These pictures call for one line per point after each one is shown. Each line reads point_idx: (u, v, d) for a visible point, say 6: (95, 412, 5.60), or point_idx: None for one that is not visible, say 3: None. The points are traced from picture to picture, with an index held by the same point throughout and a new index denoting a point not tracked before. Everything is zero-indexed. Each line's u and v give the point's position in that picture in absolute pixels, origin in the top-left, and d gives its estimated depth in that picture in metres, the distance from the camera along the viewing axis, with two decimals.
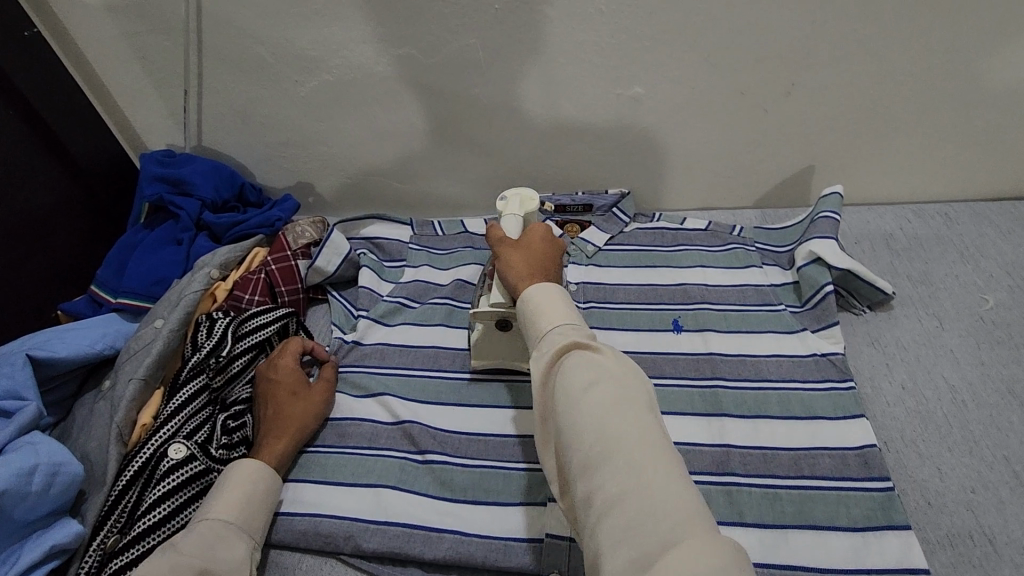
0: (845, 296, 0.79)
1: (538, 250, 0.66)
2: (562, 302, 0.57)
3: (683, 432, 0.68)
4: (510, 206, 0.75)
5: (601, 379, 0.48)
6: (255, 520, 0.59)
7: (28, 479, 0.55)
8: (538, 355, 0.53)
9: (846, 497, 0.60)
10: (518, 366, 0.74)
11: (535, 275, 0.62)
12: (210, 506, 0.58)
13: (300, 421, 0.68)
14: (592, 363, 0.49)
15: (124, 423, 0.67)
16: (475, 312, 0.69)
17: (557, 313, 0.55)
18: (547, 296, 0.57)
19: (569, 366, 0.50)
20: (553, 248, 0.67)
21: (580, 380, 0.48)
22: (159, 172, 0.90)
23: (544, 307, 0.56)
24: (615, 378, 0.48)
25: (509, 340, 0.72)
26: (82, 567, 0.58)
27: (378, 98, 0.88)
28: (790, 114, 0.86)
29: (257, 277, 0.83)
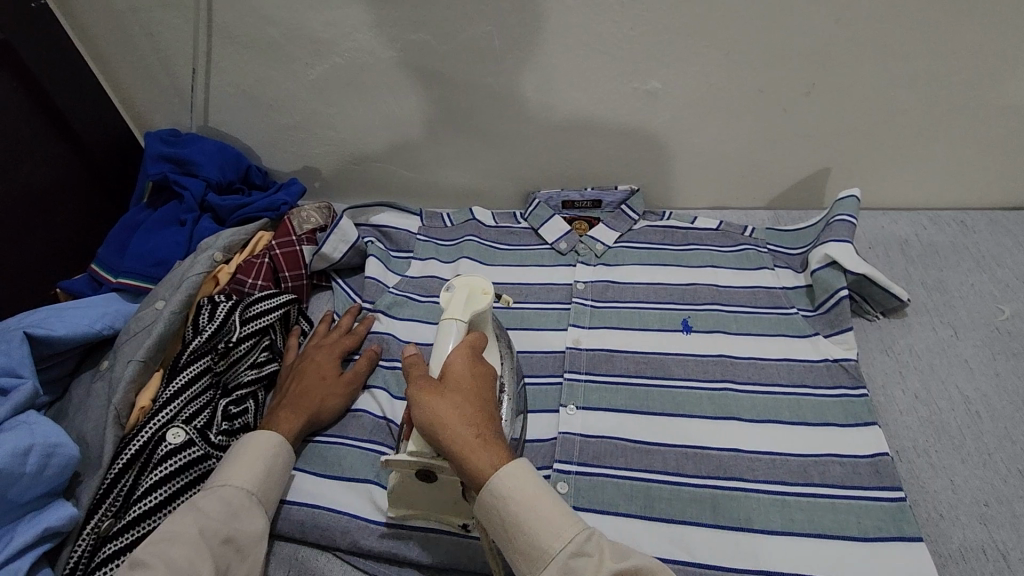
0: (859, 302, 0.78)
1: (473, 396, 0.55)
2: (553, 503, 0.51)
3: (693, 437, 0.66)
4: (453, 306, 0.62)
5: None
6: (271, 495, 0.58)
7: (23, 460, 0.54)
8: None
9: (857, 507, 0.60)
10: (445, 521, 0.60)
11: (482, 443, 0.52)
12: (229, 470, 0.57)
13: (325, 405, 0.68)
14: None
15: (122, 405, 0.66)
16: (389, 461, 0.56)
17: (560, 524, 0.50)
18: (525, 490, 0.51)
19: None
20: (481, 383, 0.57)
21: None
22: (165, 151, 0.89)
23: (538, 518, 0.50)
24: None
25: (433, 493, 0.58)
26: (74, 551, 0.57)
27: (389, 84, 0.87)
28: (809, 114, 0.85)
29: (261, 261, 0.82)
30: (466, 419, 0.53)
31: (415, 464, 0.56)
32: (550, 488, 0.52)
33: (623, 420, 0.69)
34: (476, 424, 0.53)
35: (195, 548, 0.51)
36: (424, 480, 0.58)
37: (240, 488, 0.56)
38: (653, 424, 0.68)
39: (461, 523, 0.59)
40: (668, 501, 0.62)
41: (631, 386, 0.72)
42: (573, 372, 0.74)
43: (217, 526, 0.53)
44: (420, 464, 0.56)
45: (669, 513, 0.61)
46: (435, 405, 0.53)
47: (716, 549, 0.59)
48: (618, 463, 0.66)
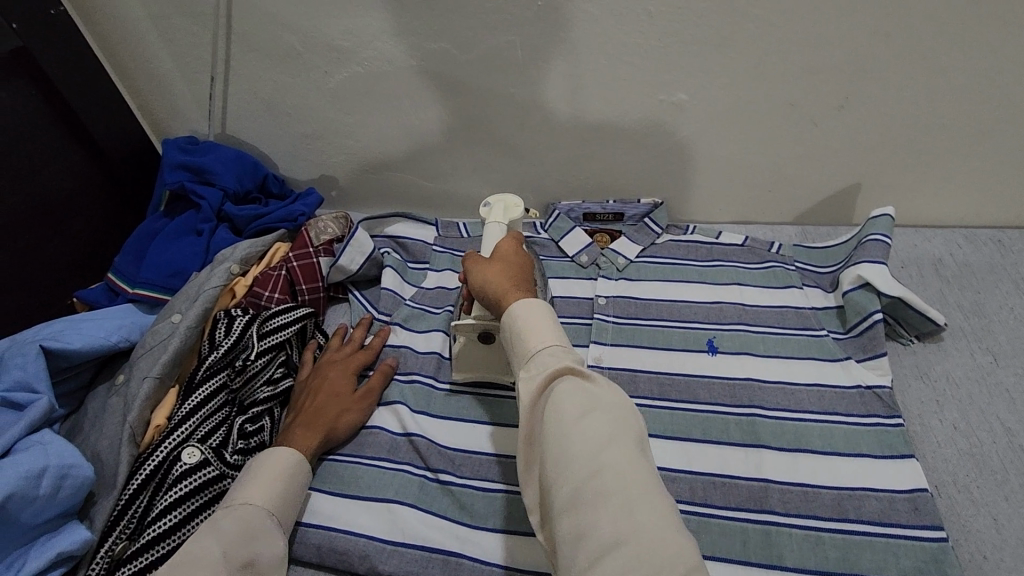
0: (892, 324, 0.75)
1: (515, 263, 0.61)
2: (546, 317, 0.52)
3: (721, 464, 0.64)
4: (492, 214, 0.72)
5: (595, 413, 0.45)
6: (287, 516, 0.57)
7: (36, 482, 0.53)
8: (529, 377, 0.49)
9: (895, 546, 0.57)
10: (499, 379, 0.70)
11: (514, 286, 0.56)
12: (248, 489, 0.56)
13: (337, 421, 0.66)
14: (585, 393, 0.46)
15: (137, 423, 0.65)
16: (458, 325, 0.66)
17: (545, 332, 0.50)
18: (533, 313, 0.52)
19: (563, 407, 0.45)
20: (527, 261, 0.63)
21: (572, 411, 0.45)
22: (182, 160, 0.88)
23: (530, 322, 0.51)
24: (610, 412, 0.46)
25: (491, 354, 0.68)
26: (88, 575, 0.56)
27: (409, 94, 0.85)
28: (841, 128, 0.82)
29: (278, 274, 0.81)
30: (505, 273, 0.59)
31: (477, 327, 0.65)
32: (555, 315, 0.53)
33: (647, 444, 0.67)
34: (512, 276, 0.58)
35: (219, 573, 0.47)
36: (484, 341, 0.67)
37: (262, 506, 0.55)
38: (677, 449, 0.66)
39: (512, 380, 0.70)
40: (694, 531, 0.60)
41: (654, 408, 0.70)
42: None
43: (239, 548, 0.50)
44: (479, 327, 0.65)
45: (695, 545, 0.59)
46: (482, 269, 0.60)
47: None
48: None
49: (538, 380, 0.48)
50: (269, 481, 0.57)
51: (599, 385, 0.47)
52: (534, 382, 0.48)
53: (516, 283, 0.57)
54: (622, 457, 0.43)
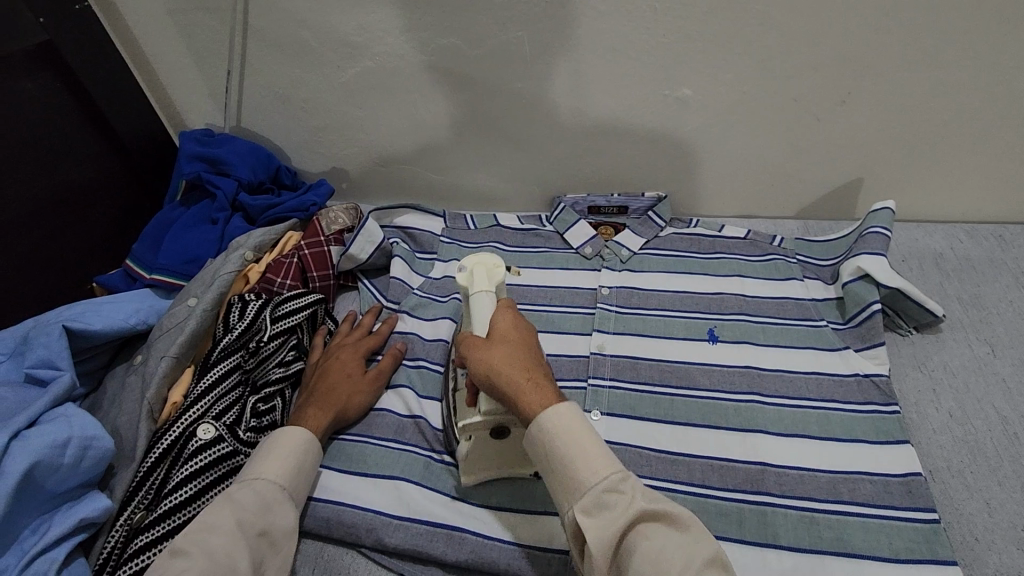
0: (891, 316, 0.76)
1: (520, 347, 0.59)
2: (594, 441, 0.52)
3: (718, 448, 0.66)
4: (475, 280, 0.64)
5: (690, 561, 0.46)
6: (299, 490, 0.59)
7: (61, 452, 0.55)
8: (597, 524, 0.48)
9: (888, 527, 0.58)
10: (515, 473, 0.64)
11: (533, 385, 0.55)
12: (259, 464, 0.58)
13: (349, 402, 0.69)
14: (670, 541, 0.47)
15: (155, 400, 0.67)
16: (464, 426, 0.59)
17: (596, 462, 0.51)
18: (570, 426, 0.52)
19: (654, 557, 0.46)
20: (526, 335, 0.61)
21: (670, 562, 0.45)
22: (199, 151, 0.91)
23: (579, 451, 0.51)
24: (700, 557, 0.46)
25: (504, 449, 0.62)
26: (108, 542, 0.58)
27: (419, 88, 0.87)
28: (843, 123, 0.83)
29: (290, 261, 0.83)
30: (515, 365, 0.56)
31: (488, 424, 0.59)
32: (593, 429, 0.53)
33: (649, 430, 0.69)
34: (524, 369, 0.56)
35: (234, 540, 0.51)
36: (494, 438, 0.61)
37: (271, 480, 0.56)
38: (677, 434, 0.68)
39: (531, 472, 0.64)
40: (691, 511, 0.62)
41: (656, 395, 0.72)
42: (597, 378, 0.74)
43: (251, 518, 0.53)
44: (490, 423, 0.59)
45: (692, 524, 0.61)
46: (491, 356, 0.57)
47: (741, 563, 0.58)
48: (641, 471, 0.65)
49: (614, 525, 0.48)
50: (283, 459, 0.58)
51: (683, 529, 0.48)
52: (611, 528, 0.48)
53: (529, 375, 0.56)
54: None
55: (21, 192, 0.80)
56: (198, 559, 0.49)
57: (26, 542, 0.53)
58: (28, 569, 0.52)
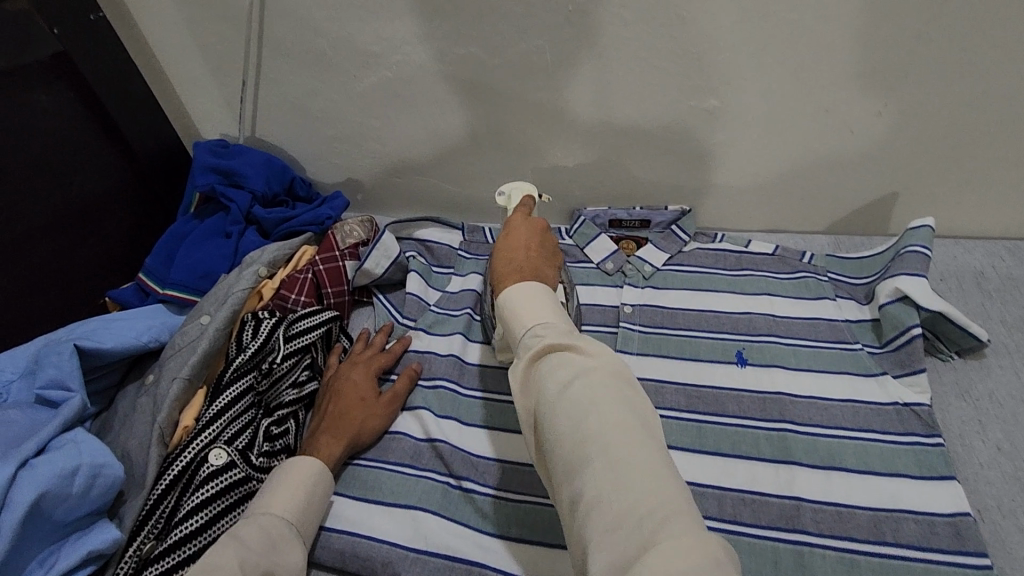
0: (931, 339, 0.73)
1: (521, 234, 0.60)
2: (541, 291, 0.52)
3: (749, 480, 0.63)
4: (511, 202, 0.73)
5: (583, 375, 0.44)
6: (307, 525, 0.58)
7: (69, 481, 0.53)
8: (519, 360, 0.48)
9: (936, 572, 0.55)
10: None
11: (512, 257, 0.56)
12: (268, 500, 0.57)
13: (363, 431, 0.67)
14: (574, 362, 0.45)
15: (166, 424, 0.66)
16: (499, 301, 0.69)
17: (538, 309, 0.50)
18: (525, 285, 0.52)
19: (554, 372, 0.45)
20: (538, 229, 0.61)
21: (562, 380, 0.44)
22: (213, 163, 0.89)
23: (524, 306, 0.51)
24: (599, 372, 0.45)
25: None
26: (116, 574, 0.56)
27: (436, 98, 0.85)
28: (878, 136, 0.80)
29: (304, 276, 0.81)
30: (504, 245, 0.58)
31: None
32: (548, 291, 0.52)
33: (677, 458, 0.66)
34: (511, 249, 0.58)
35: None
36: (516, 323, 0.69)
37: (279, 516, 0.56)
38: (706, 463, 0.65)
39: None
40: None
41: (682, 421, 0.69)
42: None
43: (257, 558, 0.51)
44: None
45: None
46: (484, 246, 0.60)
47: None
48: None
49: (528, 355, 0.47)
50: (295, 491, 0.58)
51: (591, 353, 0.46)
52: (523, 358, 0.48)
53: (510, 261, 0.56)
54: (612, 413, 0.42)
55: (30, 205, 0.79)
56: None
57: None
58: None
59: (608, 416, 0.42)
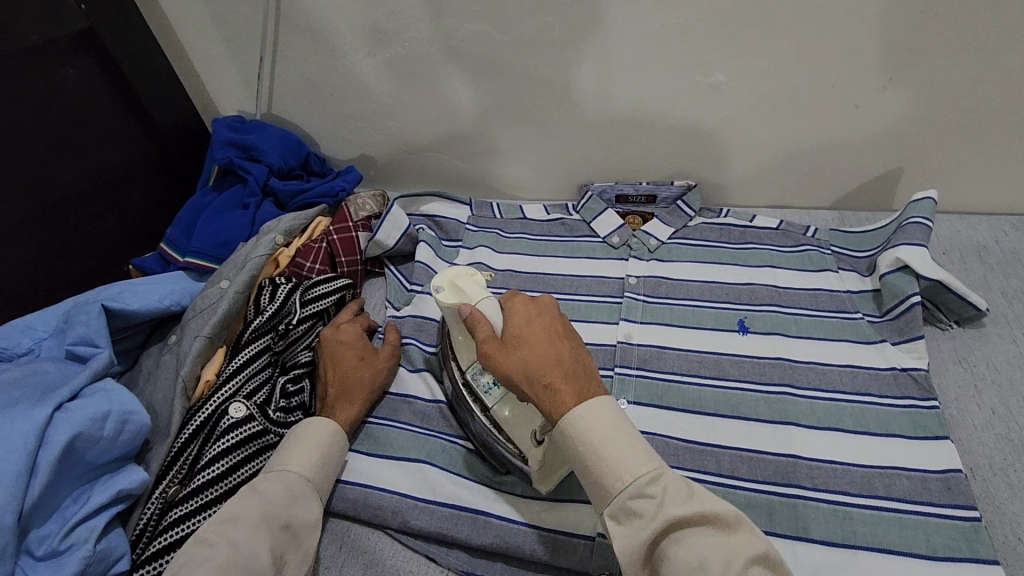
0: (930, 309, 0.74)
1: (556, 351, 0.56)
2: (627, 438, 0.50)
3: (747, 439, 0.65)
4: (468, 292, 0.63)
5: (732, 559, 0.45)
6: (325, 483, 0.60)
7: (101, 425, 0.57)
8: (628, 532, 0.48)
9: (926, 523, 0.57)
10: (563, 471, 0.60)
11: (564, 387, 0.53)
12: (288, 455, 0.59)
13: (371, 385, 0.68)
14: (708, 541, 0.45)
15: (188, 378, 0.69)
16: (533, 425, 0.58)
17: (632, 462, 0.49)
18: (603, 426, 0.51)
19: (688, 557, 0.45)
20: (565, 336, 0.58)
21: (707, 563, 0.44)
22: (232, 137, 0.92)
23: (612, 454, 0.50)
24: (742, 554, 0.45)
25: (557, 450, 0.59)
26: (143, 514, 0.60)
27: (448, 75, 0.87)
28: (883, 111, 0.81)
29: (319, 246, 0.84)
30: (545, 371, 0.54)
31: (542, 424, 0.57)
32: (631, 427, 0.52)
33: (677, 420, 0.68)
34: (556, 375, 0.54)
35: (256, 531, 0.53)
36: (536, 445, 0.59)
37: (299, 473, 0.58)
38: (705, 424, 0.67)
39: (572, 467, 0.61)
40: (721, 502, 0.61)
41: (683, 385, 0.71)
42: (624, 366, 0.73)
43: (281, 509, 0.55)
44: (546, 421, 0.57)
45: None
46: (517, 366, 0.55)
47: None
48: (668, 461, 0.65)
49: (645, 531, 0.47)
50: (315, 450, 0.60)
51: (723, 527, 0.46)
52: (640, 536, 0.47)
53: (559, 372, 0.54)
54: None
55: (58, 175, 0.83)
56: (222, 549, 0.51)
57: (68, 510, 0.55)
58: (70, 535, 0.53)
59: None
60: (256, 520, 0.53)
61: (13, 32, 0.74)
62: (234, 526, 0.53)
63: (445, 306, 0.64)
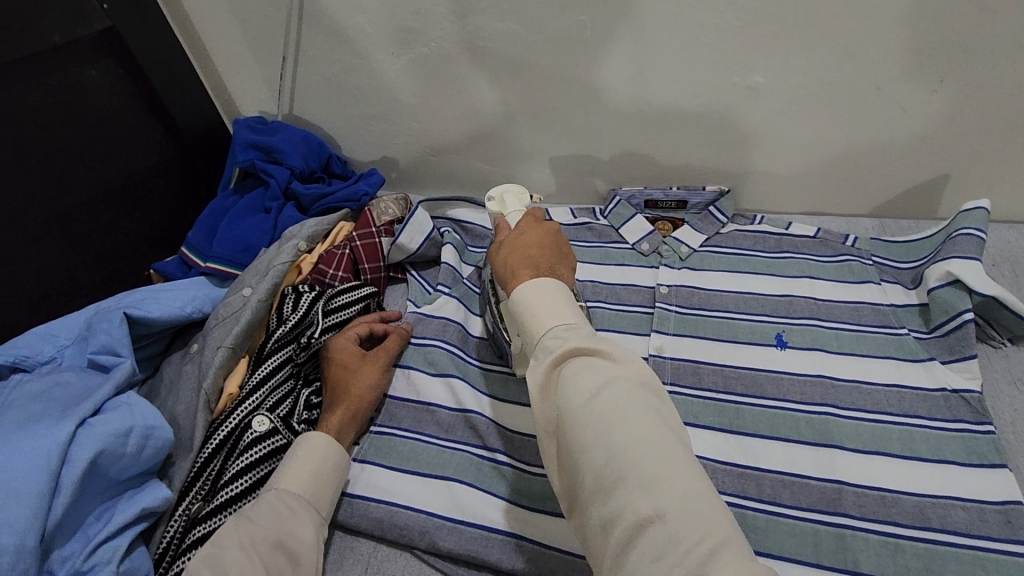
0: (982, 325, 0.70)
1: (530, 245, 0.59)
2: (561, 302, 0.51)
3: (790, 463, 0.62)
4: (506, 204, 0.70)
5: (610, 384, 0.45)
6: (323, 498, 0.58)
7: (124, 441, 0.55)
8: (536, 364, 0.49)
9: (985, 560, 0.54)
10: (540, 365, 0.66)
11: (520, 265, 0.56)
12: (280, 474, 0.58)
13: (365, 396, 0.66)
14: (598, 371, 0.46)
15: (211, 392, 0.67)
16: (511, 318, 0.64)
17: (553, 315, 0.50)
18: (539, 289, 0.52)
19: (579, 386, 0.45)
20: (550, 239, 0.60)
21: (588, 391, 0.45)
22: (253, 139, 0.90)
23: (537, 309, 0.51)
24: (627, 384, 0.45)
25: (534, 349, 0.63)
26: (166, 532, 0.59)
27: (474, 76, 0.84)
28: (932, 114, 0.77)
29: (342, 252, 0.82)
30: (509, 252, 0.58)
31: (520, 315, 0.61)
32: (571, 302, 0.52)
33: (713, 439, 0.65)
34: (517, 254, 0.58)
35: (248, 560, 0.51)
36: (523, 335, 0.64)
37: (286, 490, 0.56)
38: (744, 445, 0.64)
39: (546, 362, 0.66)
40: (763, 529, 0.58)
41: (720, 403, 0.68)
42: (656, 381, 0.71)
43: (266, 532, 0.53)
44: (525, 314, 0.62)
45: (764, 544, 0.57)
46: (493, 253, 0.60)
47: None
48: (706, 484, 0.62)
49: (545, 362, 0.48)
50: (306, 464, 0.58)
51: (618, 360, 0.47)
52: (541, 367, 0.48)
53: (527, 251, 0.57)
54: (636, 415, 0.44)
55: (80, 178, 0.81)
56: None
57: (90, 529, 0.53)
58: (93, 556, 0.52)
59: (633, 423, 0.43)
60: (242, 548, 0.52)
61: (34, 32, 0.73)
62: (223, 555, 0.51)
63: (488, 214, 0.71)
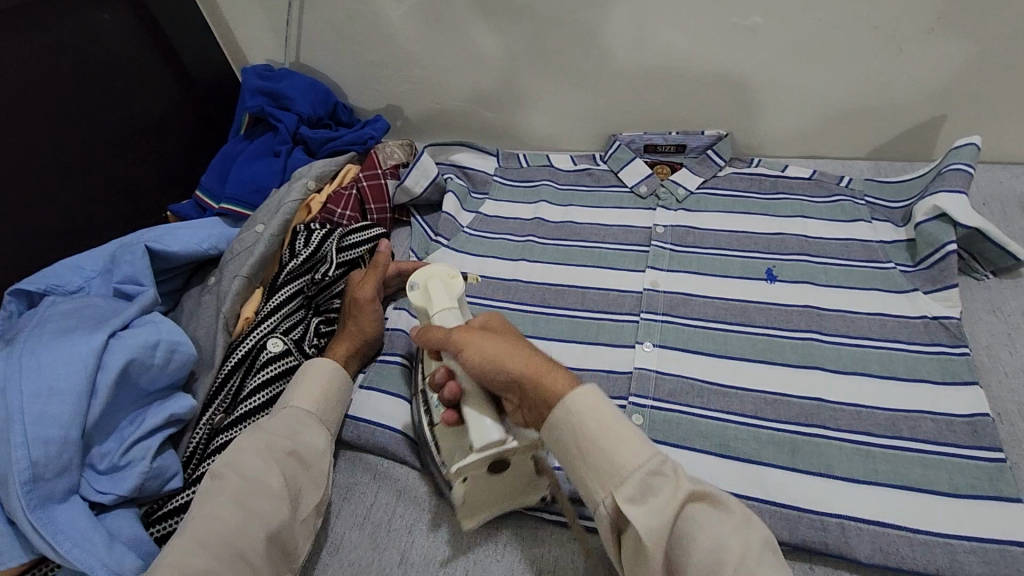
0: (966, 258, 0.73)
1: (517, 338, 0.56)
2: (623, 424, 0.51)
3: (771, 382, 0.65)
4: (432, 298, 0.60)
5: (747, 549, 0.45)
6: (331, 413, 0.63)
7: (152, 352, 0.60)
8: (648, 514, 0.47)
9: (949, 464, 0.57)
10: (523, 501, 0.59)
11: (551, 368, 0.53)
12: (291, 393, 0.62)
13: (371, 333, 0.70)
14: (719, 523, 0.46)
15: (229, 314, 0.73)
16: (459, 469, 0.52)
17: (635, 445, 0.50)
18: (600, 412, 0.51)
19: (704, 540, 0.45)
20: (515, 334, 0.58)
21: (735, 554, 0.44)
22: (262, 86, 0.93)
23: (613, 440, 0.50)
24: (758, 542, 0.46)
25: (503, 483, 0.57)
26: (193, 438, 0.64)
27: (476, 20, 0.86)
28: (928, 54, 0.77)
29: (349, 192, 0.86)
30: (515, 357, 0.52)
31: (486, 461, 0.52)
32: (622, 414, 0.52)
33: (703, 363, 0.68)
34: (534, 357, 0.54)
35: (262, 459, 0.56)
36: (494, 473, 0.55)
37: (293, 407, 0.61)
38: (730, 368, 0.67)
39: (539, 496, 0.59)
40: (743, 440, 0.62)
41: (710, 330, 0.71)
42: (650, 313, 0.73)
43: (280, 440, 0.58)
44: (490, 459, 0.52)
45: (745, 454, 0.61)
46: (482, 345, 0.53)
47: (792, 490, 0.58)
48: (693, 402, 0.65)
49: (666, 509, 0.47)
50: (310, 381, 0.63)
51: (728, 509, 0.47)
52: (659, 516, 0.46)
53: (530, 352, 0.54)
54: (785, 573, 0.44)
55: (97, 121, 0.85)
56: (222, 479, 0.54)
57: (124, 431, 0.59)
58: (128, 453, 0.57)
59: None
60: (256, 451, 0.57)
61: None
62: (233, 461, 0.56)
63: (416, 302, 0.60)
